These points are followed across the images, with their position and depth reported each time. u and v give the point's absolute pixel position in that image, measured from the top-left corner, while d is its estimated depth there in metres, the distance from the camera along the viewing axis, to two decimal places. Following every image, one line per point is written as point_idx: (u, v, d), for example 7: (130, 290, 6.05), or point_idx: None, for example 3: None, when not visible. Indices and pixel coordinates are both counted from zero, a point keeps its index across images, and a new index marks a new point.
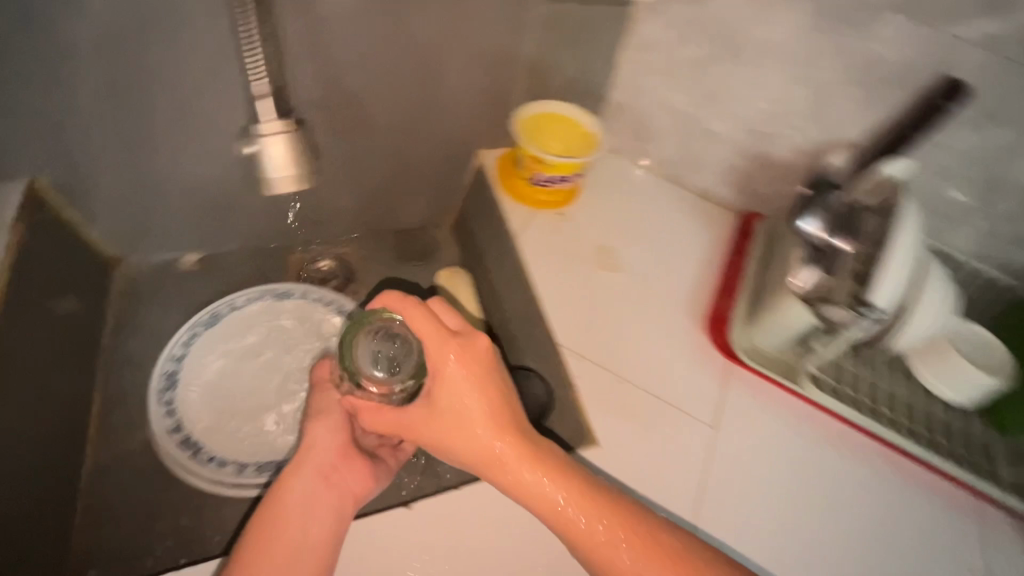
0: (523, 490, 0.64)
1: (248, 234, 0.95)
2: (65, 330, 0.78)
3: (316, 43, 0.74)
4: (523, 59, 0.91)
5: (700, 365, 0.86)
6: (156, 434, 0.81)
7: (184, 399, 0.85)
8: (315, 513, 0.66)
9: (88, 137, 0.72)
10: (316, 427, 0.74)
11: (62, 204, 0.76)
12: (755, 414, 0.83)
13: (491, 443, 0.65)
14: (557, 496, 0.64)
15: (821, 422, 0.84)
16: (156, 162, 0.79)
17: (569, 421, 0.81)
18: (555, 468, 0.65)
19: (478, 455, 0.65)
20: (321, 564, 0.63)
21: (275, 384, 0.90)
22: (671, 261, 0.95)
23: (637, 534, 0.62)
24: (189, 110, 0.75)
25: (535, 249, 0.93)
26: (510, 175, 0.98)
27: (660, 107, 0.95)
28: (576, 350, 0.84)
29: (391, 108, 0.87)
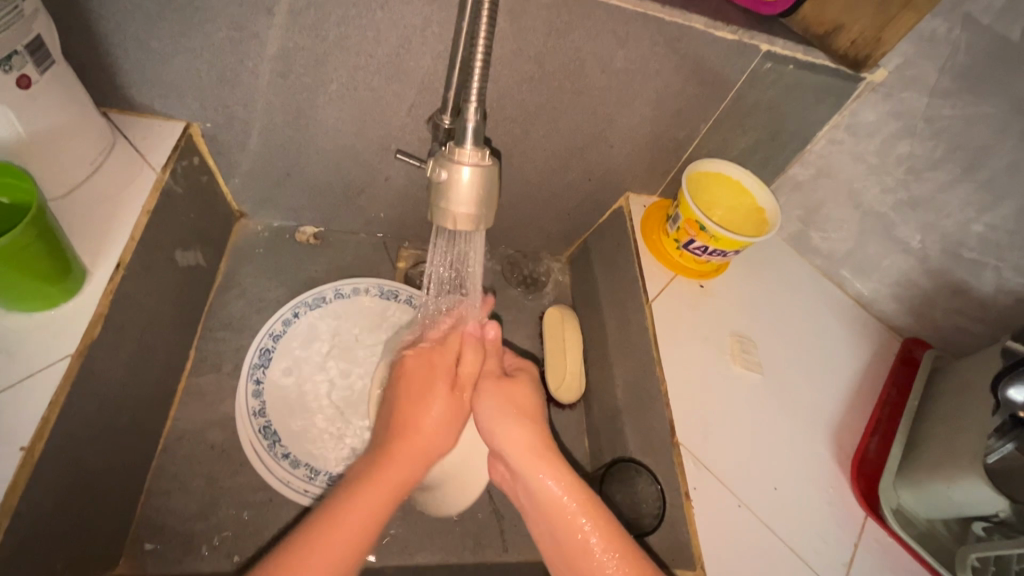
0: (596, 569, 0.50)
1: (323, 166, 0.69)
2: (26, 397, 0.43)
3: (536, 73, 0.59)
4: (700, 139, 0.70)
5: (836, 513, 0.61)
6: (253, 445, 0.61)
7: (260, 448, 0.61)
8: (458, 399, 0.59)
9: (318, 99, 0.61)
10: (424, 388, 0.58)
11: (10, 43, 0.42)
12: (875, 554, 0.60)
13: (572, 509, 0.53)
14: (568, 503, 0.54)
15: (900, 559, 0.60)
16: (330, 119, 0.63)
17: (677, 532, 0.57)
18: (589, 501, 0.53)
19: (521, 462, 0.56)
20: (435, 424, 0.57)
21: (273, 424, 0.63)
22: (817, 367, 0.71)
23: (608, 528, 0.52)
24: (354, 84, 0.59)
25: (670, 327, 0.67)
26: (655, 225, 0.76)
27: (843, 203, 0.73)
28: (687, 422, 0.61)
29: (504, 97, 0.61)
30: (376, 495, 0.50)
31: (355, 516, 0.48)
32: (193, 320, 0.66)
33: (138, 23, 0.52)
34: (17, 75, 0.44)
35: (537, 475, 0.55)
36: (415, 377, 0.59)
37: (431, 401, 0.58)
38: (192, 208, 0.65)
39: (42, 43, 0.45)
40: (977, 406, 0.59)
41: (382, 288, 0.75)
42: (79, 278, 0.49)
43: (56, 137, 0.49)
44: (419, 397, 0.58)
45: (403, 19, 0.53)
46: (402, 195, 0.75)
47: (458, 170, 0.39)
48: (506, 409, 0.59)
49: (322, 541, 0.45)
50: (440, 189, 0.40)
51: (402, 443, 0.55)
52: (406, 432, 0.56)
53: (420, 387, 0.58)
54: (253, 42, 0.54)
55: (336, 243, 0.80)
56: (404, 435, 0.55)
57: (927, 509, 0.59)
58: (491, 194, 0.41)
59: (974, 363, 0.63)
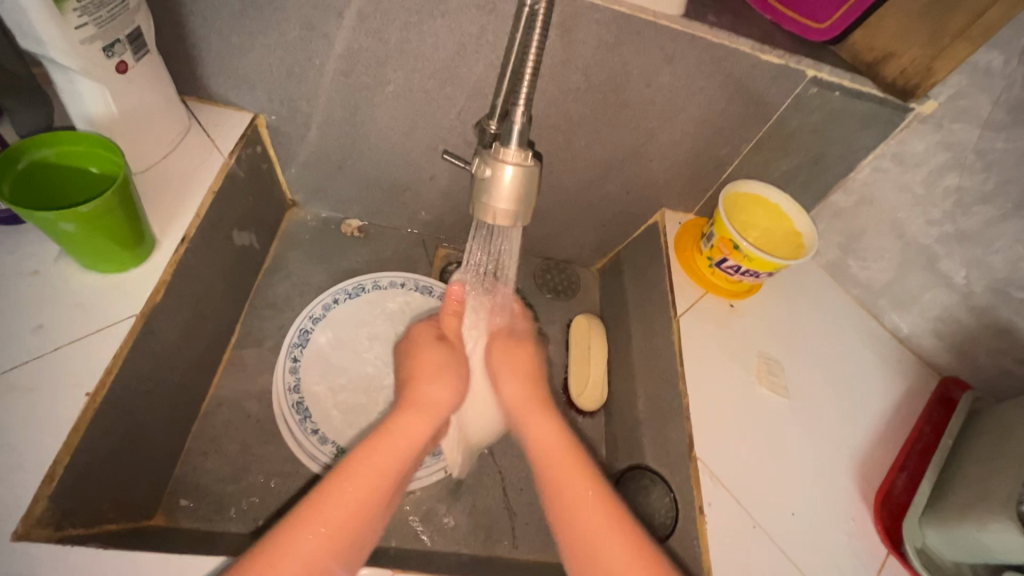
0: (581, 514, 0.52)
1: (374, 162, 0.73)
2: (95, 347, 0.48)
3: (583, 85, 0.61)
4: (741, 159, 0.71)
5: (855, 547, 0.59)
6: (285, 417, 0.64)
7: (290, 421, 0.64)
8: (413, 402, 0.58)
9: (376, 98, 0.65)
10: (437, 374, 0.61)
11: (114, 31, 0.47)
12: None
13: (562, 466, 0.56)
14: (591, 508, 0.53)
15: None
16: (385, 118, 0.67)
17: (689, 548, 0.57)
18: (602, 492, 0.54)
19: (516, 407, 0.62)
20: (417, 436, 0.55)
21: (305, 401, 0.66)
22: (846, 398, 0.69)
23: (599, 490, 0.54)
24: (410, 86, 0.63)
25: (697, 342, 0.68)
26: (690, 243, 0.76)
27: (885, 234, 0.72)
28: (706, 438, 0.61)
29: (549, 107, 0.64)
30: (367, 489, 0.49)
31: (347, 522, 0.47)
32: (242, 296, 0.71)
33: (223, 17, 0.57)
34: (118, 60, 0.49)
35: (530, 418, 0.61)
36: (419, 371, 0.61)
37: (430, 380, 0.60)
38: (251, 192, 0.70)
39: (141, 33, 0.50)
40: (1015, 450, 0.56)
41: (418, 282, 0.78)
42: (150, 248, 0.53)
43: (141, 117, 0.54)
44: (422, 386, 0.59)
45: (459, 27, 0.56)
46: (444, 195, 0.78)
47: (501, 167, 0.42)
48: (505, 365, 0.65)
49: (312, 548, 0.44)
50: (484, 184, 0.43)
51: (378, 439, 0.53)
52: (399, 432, 0.55)
53: (429, 368, 0.61)
54: (322, 42, 0.59)
55: (379, 236, 0.84)
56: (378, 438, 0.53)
57: (953, 554, 0.57)
58: (533, 192, 0.43)
59: (1015, 407, 0.61)
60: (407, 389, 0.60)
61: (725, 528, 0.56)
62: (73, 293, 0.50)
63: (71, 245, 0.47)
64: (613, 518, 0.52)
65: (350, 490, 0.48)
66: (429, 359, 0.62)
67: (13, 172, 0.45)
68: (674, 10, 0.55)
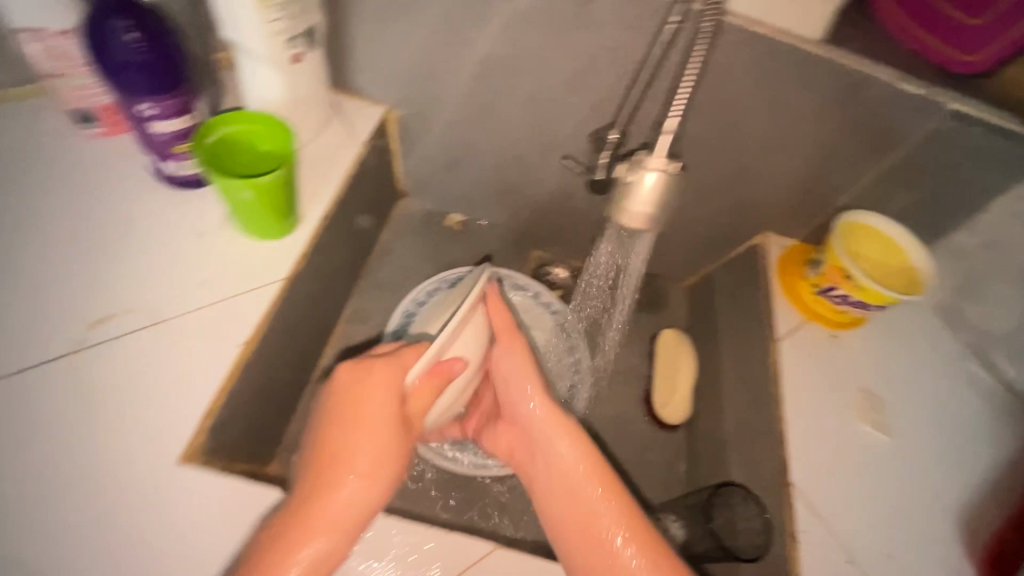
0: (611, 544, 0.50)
1: (487, 161, 0.77)
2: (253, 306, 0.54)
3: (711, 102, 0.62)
4: (858, 188, 0.69)
5: None
6: None
7: None
8: (353, 445, 0.49)
9: (502, 103, 0.69)
10: (365, 412, 0.49)
11: (298, 25, 0.53)
12: None
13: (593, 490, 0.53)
14: (598, 500, 0.53)
15: None
16: (506, 121, 0.71)
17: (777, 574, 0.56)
18: (631, 513, 0.52)
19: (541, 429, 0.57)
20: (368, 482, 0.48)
21: None
22: (956, 446, 0.66)
23: (627, 512, 0.52)
24: (537, 93, 0.66)
25: (797, 370, 0.66)
26: (794, 268, 0.75)
27: (1011, 276, 0.68)
28: (803, 468, 0.59)
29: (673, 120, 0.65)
30: (309, 547, 0.44)
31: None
32: (355, 275, 0.76)
33: (377, 17, 0.62)
34: (295, 52, 0.55)
35: (554, 439, 0.57)
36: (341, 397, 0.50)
37: (356, 422, 0.49)
38: (374, 180, 0.75)
39: (316, 28, 0.56)
40: None
41: (514, 279, 0.80)
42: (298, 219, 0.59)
43: (303, 101, 0.60)
44: (348, 421, 0.49)
45: (594, 41, 0.58)
46: (548, 200, 0.81)
47: (645, 172, 0.43)
48: (520, 373, 0.59)
49: None
50: (626, 187, 0.44)
51: (324, 490, 0.47)
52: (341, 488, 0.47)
53: (369, 416, 0.49)
54: (464, 46, 0.63)
55: (478, 233, 0.88)
56: (312, 499, 0.46)
57: None
58: (672, 198, 0.45)
59: None
60: (335, 425, 0.49)
61: (819, 559, 0.55)
62: (233, 250, 0.56)
63: (240, 210, 0.53)
64: (651, 547, 0.50)
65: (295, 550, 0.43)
66: (374, 404, 0.49)
67: (203, 145, 0.50)
68: (815, 35, 0.55)
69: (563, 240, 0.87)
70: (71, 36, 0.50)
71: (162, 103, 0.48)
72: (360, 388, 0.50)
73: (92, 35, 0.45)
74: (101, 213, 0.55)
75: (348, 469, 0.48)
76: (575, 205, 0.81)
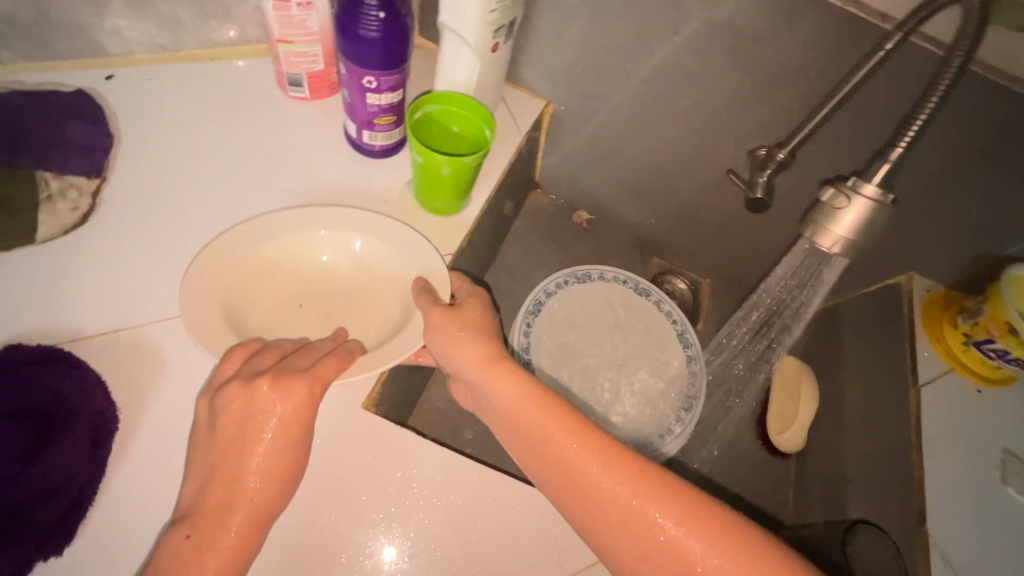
0: (661, 537, 0.43)
1: (629, 165, 0.79)
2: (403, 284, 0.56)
3: None
4: None
5: None
6: None
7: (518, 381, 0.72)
8: (255, 415, 0.45)
9: (662, 111, 0.70)
10: (265, 389, 0.46)
11: (504, 17, 0.56)
12: None
13: (622, 490, 0.44)
14: (633, 499, 0.44)
15: None
16: (661, 129, 0.72)
17: None
18: (669, 494, 0.44)
19: (537, 446, 0.48)
20: (285, 449, 0.46)
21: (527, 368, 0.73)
22: None
23: (673, 498, 0.44)
24: (702, 105, 0.67)
25: (938, 420, 0.64)
26: (937, 311, 0.71)
27: None
28: (939, 522, 0.58)
29: None
30: (232, 515, 0.43)
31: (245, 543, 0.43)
32: (488, 257, 0.80)
33: (564, 16, 0.65)
34: (495, 41, 0.58)
35: (563, 452, 0.47)
36: (238, 388, 0.46)
37: (264, 400, 0.45)
38: (521, 170, 0.78)
39: (514, 22, 0.59)
40: None
41: (638, 284, 0.81)
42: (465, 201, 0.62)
43: (486, 89, 0.64)
44: (256, 396, 0.46)
45: (782, 62, 0.58)
46: (680, 210, 0.81)
47: (857, 200, 0.43)
48: (483, 362, 0.51)
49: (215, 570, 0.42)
50: (827, 212, 0.45)
51: (240, 463, 0.44)
52: (256, 451, 0.45)
53: (255, 398, 0.45)
54: (641, 52, 0.64)
55: (602, 232, 0.90)
56: (226, 461, 0.45)
57: None
58: (873, 230, 0.45)
59: None
60: (237, 407, 0.45)
61: None
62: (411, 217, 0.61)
63: (432, 183, 0.56)
64: (710, 536, 0.42)
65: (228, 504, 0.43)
66: (287, 385, 0.46)
67: (411, 120, 0.55)
68: None
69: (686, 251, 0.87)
70: (309, 9, 0.55)
71: (381, 78, 0.52)
72: (250, 404, 0.45)
73: (346, 5, 0.49)
74: (300, 176, 0.61)
75: (256, 448, 0.45)
76: (707, 220, 0.80)
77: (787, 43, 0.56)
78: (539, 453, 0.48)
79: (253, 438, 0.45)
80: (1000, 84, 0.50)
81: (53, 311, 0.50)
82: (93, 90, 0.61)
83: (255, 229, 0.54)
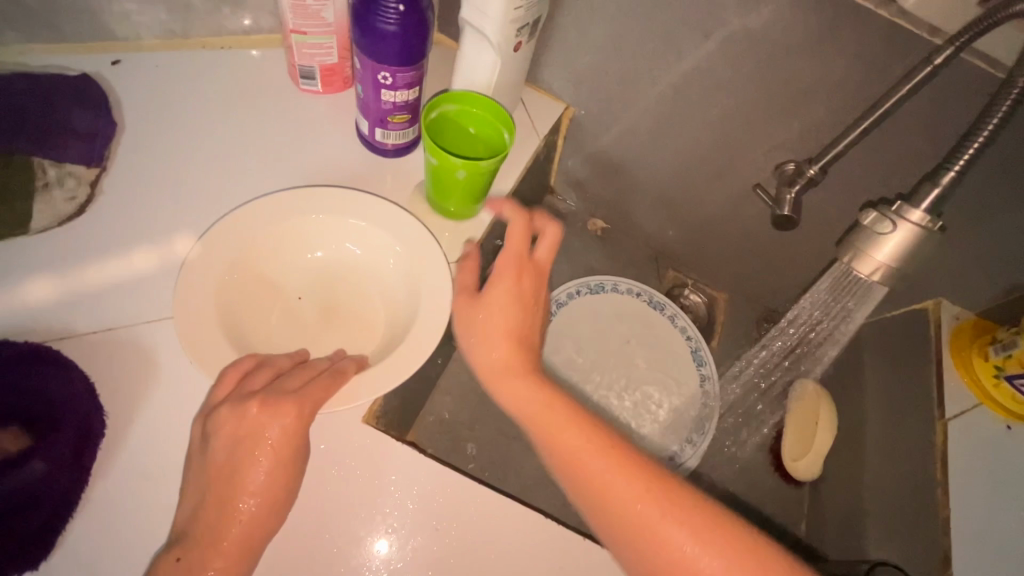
0: (699, 571, 0.39)
1: (650, 174, 0.76)
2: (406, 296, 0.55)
3: None
4: None
5: None
6: None
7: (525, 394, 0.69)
8: (251, 439, 0.43)
9: (688, 120, 0.67)
10: (261, 412, 0.43)
11: (529, 15, 0.53)
12: None
13: (662, 517, 0.40)
14: (675, 527, 0.40)
15: None
16: (685, 138, 0.69)
17: None
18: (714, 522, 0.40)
19: (572, 459, 0.43)
20: (279, 479, 0.43)
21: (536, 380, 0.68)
22: None
23: (715, 529, 0.40)
24: (731, 115, 0.64)
25: (968, 457, 0.61)
26: (968, 343, 0.66)
27: None
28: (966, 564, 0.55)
29: None
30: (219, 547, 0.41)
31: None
32: None
33: (590, 17, 0.62)
34: (518, 39, 0.55)
35: (600, 467, 0.42)
36: (235, 409, 0.43)
37: (261, 424, 0.43)
38: (537, 175, 0.75)
39: (539, 21, 0.56)
40: None
41: (652, 297, 0.78)
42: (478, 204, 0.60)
43: (506, 88, 0.61)
44: (250, 421, 0.43)
45: (820, 73, 0.55)
46: (701, 222, 0.78)
47: (902, 224, 0.41)
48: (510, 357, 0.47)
49: None
50: (868, 235, 0.42)
51: (232, 490, 0.42)
52: (249, 479, 0.42)
53: (253, 420, 0.43)
54: (669, 58, 0.61)
55: (618, 242, 0.87)
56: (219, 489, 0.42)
57: None
58: (917, 257, 0.42)
59: None
60: (232, 430, 0.43)
61: None
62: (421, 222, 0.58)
63: (446, 187, 0.54)
64: (755, 572, 0.39)
65: (217, 534, 0.41)
66: (285, 407, 0.44)
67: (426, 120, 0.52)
68: None
69: (703, 265, 0.84)
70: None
71: (398, 74, 0.50)
72: (241, 427, 0.43)
73: None
74: (310, 172, 0.58)
75: (249, 471, 0.42)
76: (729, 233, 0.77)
77: (827, 54, 0.54)
78: (571, 467, 0.43)
79: (245, 466, 0.42)
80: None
81: (47, 308, 0.48)
82: (99, 76, 0.58)
83: (255, 225, 0.52)
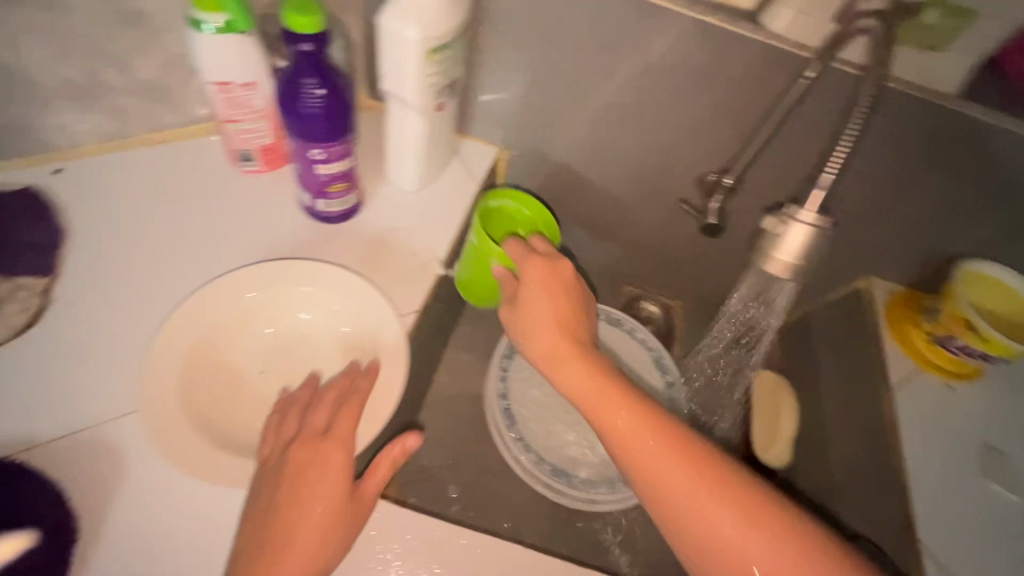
0: (728, 545, 0.44)
1: (587, 201, 0.80)
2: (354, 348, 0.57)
3: None
4: None
5: None
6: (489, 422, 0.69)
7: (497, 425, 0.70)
8: (304, 500, 0.47)
9: (611, 148, 0.72)
10: (307, 474, 0.48)
11: (443, 79, 0.57)
12: None
13: (699, 495, 0.45)
14: (716, 513, 0.44)
15: None
16: (612, 165, 0.74)
17: None
18: (745, 499, 0.45)
19: (609, 426, 0.50)
20: (322, 543, 0.47)
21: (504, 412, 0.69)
22: None
23: (748, 511, 0.44)
24: (647, 139, 0.69)
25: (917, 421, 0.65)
26: (903, 312, 0.72)
27: None
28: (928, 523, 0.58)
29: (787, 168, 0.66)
30: None
31: None
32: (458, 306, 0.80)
33: (505, 69, 0.67)
34: (438, 101, 0.59)
35: (640, 438, 0.48)
36: (285, 469, 0.48)
37: (311, 485, 0.48)
38: None
39: (456, 81, 0.61)
40: None
41: (609, 314, 0.81)
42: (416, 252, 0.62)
43: (435, 144, 0.65)
44: (291, 485, 0.47)
45: (716, 94, 0.60)
46: (644, 239, 0.83)
47: (797, 226, 0.45)
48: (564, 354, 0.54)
49: None
50: (771, 238, 0.46)
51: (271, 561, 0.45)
52: (293, 547, 0.46)
53: (315, 481, 0.48)
54: (581, 96, 0.66)
55: (571, 268, 0.91)
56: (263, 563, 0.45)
57: None
58: (818, 250, 0.46)
59: None
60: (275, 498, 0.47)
61: None
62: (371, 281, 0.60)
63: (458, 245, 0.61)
64: (784, 537, 0.44)
65: None
66: (332, 463, 0.49)
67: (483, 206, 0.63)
68: (951, 89, 0.53)
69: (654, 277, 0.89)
70: (252, 88, 0.56)
71: (329, 150, 0.53)
72: (284, 487, 0.47)
73: (285, 84, 0.50)
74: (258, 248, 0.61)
75: (295, 539, 0.46)
76: (671, 245, 0.82)
77: (718, 78, 0.59)
78: (608, 437, 0.50)
79: (285, 542, 0.46)
80: (911, 93, 0.54)
81: (10, 420, 0.49)
82: (42, 186, 0.61)
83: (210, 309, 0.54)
